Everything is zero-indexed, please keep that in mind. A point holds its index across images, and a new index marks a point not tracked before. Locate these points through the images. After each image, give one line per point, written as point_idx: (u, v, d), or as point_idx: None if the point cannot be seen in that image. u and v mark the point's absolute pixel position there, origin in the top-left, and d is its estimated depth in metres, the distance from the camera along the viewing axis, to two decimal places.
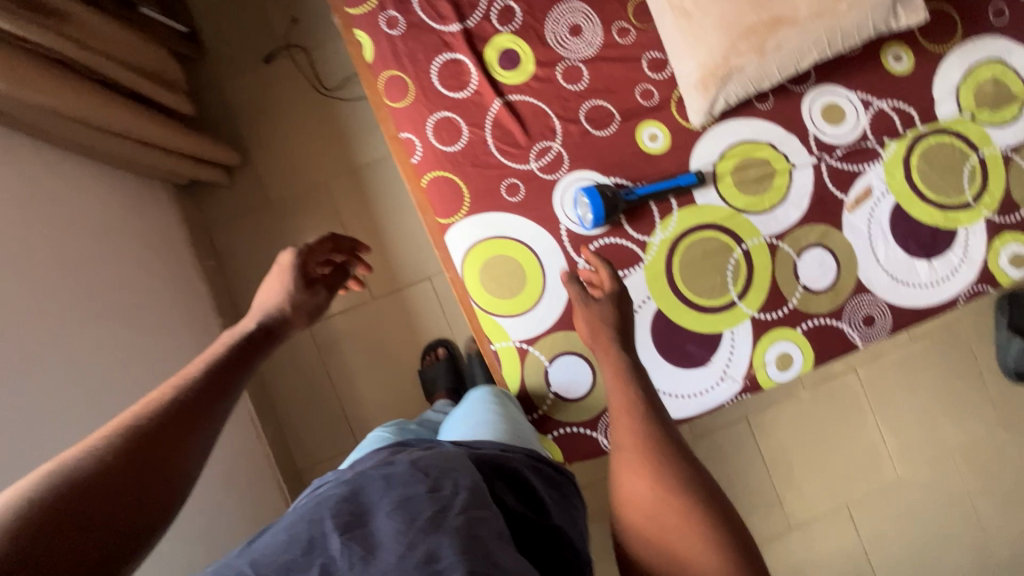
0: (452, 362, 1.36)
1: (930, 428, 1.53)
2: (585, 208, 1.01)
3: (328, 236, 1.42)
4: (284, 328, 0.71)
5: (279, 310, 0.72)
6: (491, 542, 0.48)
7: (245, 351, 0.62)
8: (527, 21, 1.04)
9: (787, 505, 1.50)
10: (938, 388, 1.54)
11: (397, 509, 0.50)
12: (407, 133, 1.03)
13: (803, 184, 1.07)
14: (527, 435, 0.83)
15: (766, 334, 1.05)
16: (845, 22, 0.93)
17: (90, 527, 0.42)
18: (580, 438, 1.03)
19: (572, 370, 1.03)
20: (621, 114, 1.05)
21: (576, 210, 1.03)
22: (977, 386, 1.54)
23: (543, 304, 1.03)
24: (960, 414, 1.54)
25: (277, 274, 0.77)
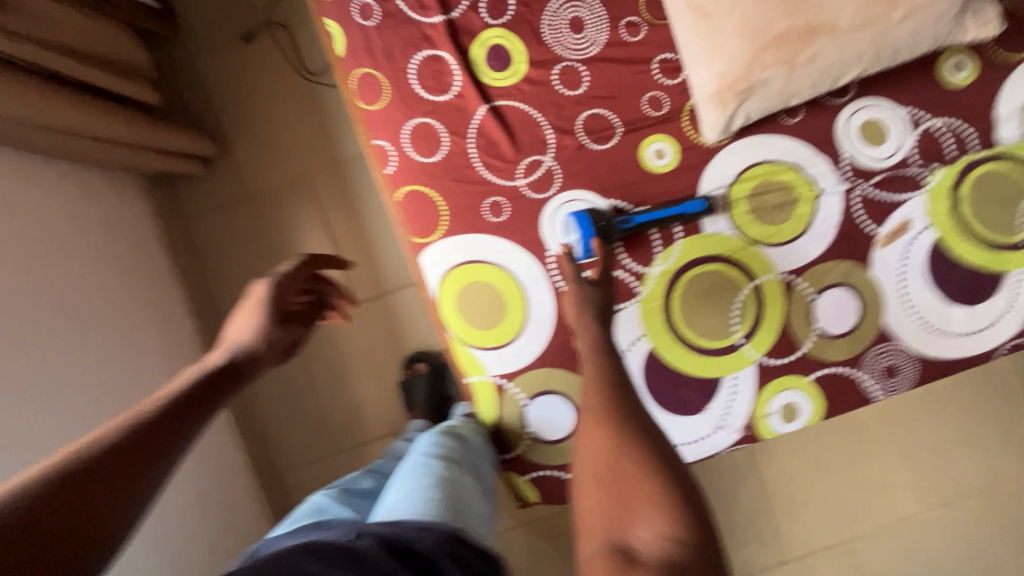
0: (435, 376, 1.29)
1: (949, 465, 1.42)
2: (576, 237, 0.89)
3: (310, 234, 1.33)
4: (256, 365, 0.60)
5: (253, 344, 0.61)
6: None
7: (214, 387, 0.52)
8: (520, 13, 0.90)
9: (784, 537, 1.42)
10: (962, 424, 1.42)
11: None
12: (380, 140, 0.92)
13: (830, 214, 0.93)
14: (466, 500, 0.78)
15: (771, 381, 0.94)
16: (898, 31, 0.77)
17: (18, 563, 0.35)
18: (559, 482, 0.96)
19: (553, 410, 0.95)
20: (624, 125, 0.92)
21: (567, 237, 0.91)
22: (1008, 425, 1.41)
23: (524, 337, 0.94)
24: (985, 453, 1.42)
25: (249, 306, 0.67)
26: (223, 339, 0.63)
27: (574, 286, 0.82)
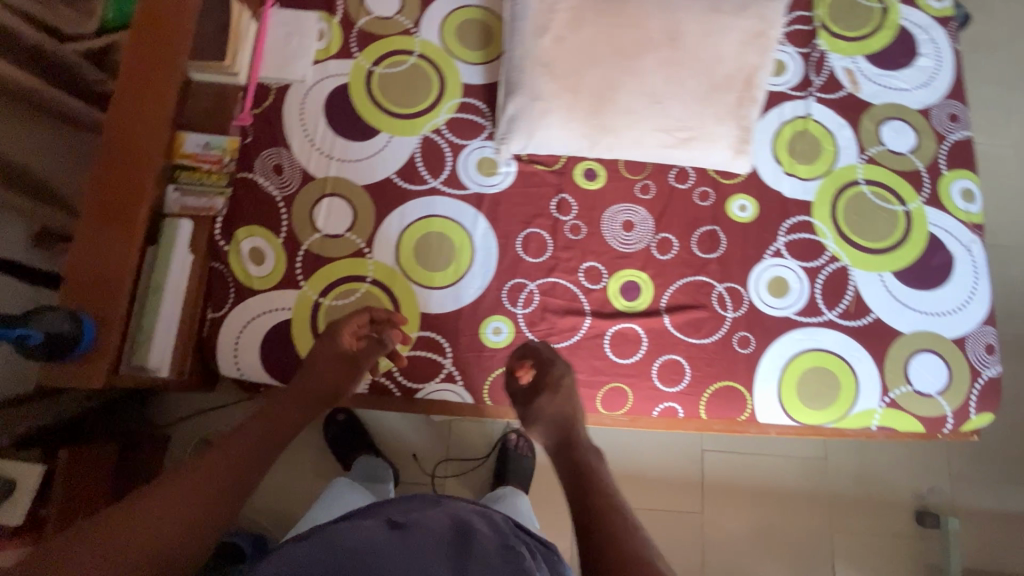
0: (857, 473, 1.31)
1: (997, 96, 1.70)
2: (64, 321, 0.80)
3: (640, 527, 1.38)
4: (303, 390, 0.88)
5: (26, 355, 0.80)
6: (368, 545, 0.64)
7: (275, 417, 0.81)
8: (604, 258, 1.13)
9: (1013, 237, 1.61)
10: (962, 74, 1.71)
11: (366, 531, 0.67)
12: (657, 406, 1.08)
13: (827, 115, 1.22)
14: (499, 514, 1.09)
15: (940, 196, 1.18)
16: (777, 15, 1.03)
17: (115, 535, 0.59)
18: (994, 385, 1.09)
19: (926, 366, 1.08)
20: (713, 221, 1.16)
21: (66, 320, 0.80)
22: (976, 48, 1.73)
23: (856, 363, 1.08)
24: (986, 62, 1.72)
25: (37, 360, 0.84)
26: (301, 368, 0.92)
27: (257, 355, 1.06)
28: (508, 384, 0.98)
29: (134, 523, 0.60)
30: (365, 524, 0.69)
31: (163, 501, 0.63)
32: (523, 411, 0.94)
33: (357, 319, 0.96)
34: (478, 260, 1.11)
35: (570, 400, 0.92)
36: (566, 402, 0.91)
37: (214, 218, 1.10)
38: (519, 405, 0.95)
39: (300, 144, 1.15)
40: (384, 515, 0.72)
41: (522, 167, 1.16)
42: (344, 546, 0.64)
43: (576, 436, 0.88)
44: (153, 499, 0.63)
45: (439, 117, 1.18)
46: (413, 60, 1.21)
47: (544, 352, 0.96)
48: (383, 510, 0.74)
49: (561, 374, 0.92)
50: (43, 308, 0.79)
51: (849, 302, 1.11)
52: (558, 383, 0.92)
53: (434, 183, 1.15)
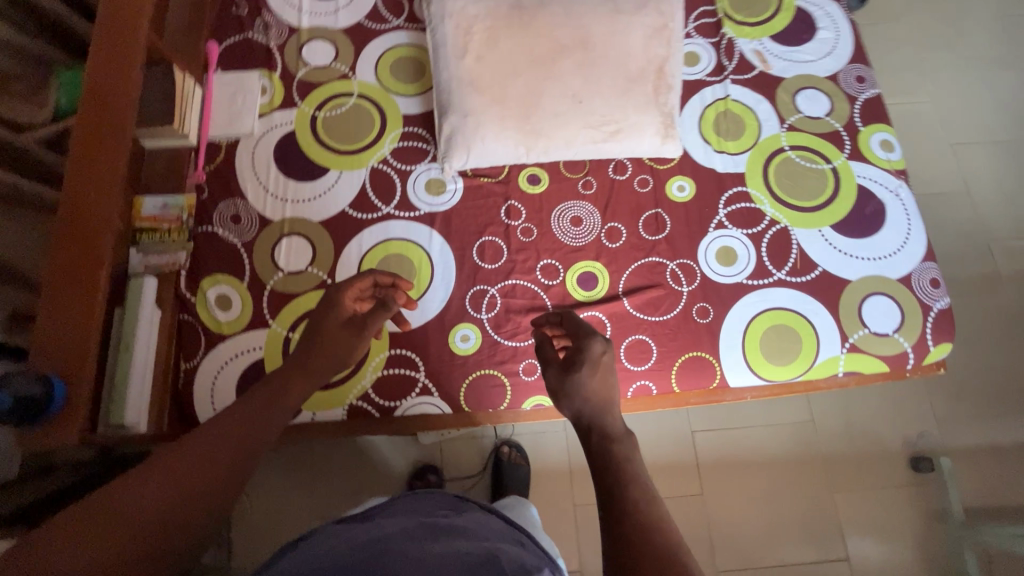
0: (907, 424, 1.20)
1: (907, 59, 1.82)
2: (33, 384, 0.83)
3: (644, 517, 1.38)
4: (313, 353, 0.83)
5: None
6: (396, 535, 0.66)
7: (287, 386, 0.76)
8: (558, 254, 1.18)
9: (948, 183, 1.69)
10: (871, 43, 1.84)
11: (397, 524, 0.70)
12: (631, 386, 1.12)
13: (744, 94, 1.30)
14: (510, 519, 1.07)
15: (861, 150, 1.26)
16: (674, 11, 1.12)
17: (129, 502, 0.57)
18: (946, 317, 1.14)
19: (879, 307, 1.13)
20: (656, 204, 1.22)
21: (35, 383, 0.83)
22: (879, 19, 1.86)
23: (812, 316, 1.13)
24: (890, 30, 1.85)
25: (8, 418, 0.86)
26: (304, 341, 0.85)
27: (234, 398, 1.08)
28: (544, 351, 0.88)
29: (124, 512, 0.56)
30: (390, 522, 0.71)
31: (160, 479, 0.59)
32: (558, 382, 0.83)
33: (360, 283, 0.93)
34: (438, 274, 1.16)
35: (608, 377, 0.80)
36: (605, 378, 0.79)
37: (179, 272, 1.14)
38: (553, 375, 0.83)
39: (254, 192, 1.20)
40: (405, 513, 0.74)
41: (468, 182, 1.22)
42: (365, 537, 0.66)
43: (611, 414, 0.78)
44: (165, 467, 0.60)
45: (384, 148, 1.25)
46: (353, 101, 1.28)
47: (583, 325, 0.87)
48: (416, 510, 0.76)
49: (601, 348, 0.81)
50: (14, 372, 0.83)
51: (795, 260, 1.16)
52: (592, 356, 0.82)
53: (387, 209, 1.20)
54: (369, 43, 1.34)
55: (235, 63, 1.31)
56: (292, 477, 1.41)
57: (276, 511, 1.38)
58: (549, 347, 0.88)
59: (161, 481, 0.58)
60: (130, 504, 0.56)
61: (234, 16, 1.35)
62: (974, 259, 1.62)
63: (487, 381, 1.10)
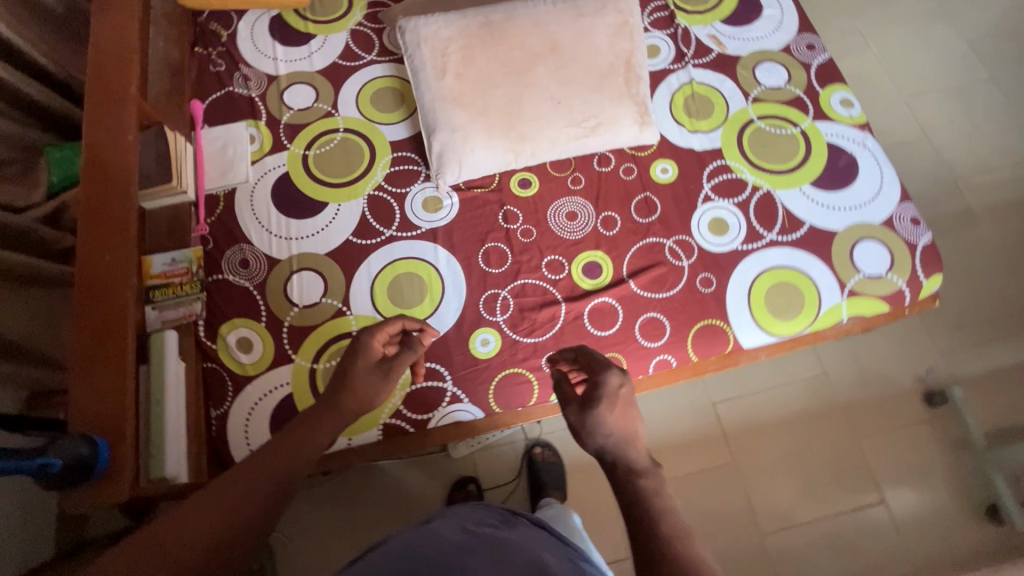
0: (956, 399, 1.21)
1: (848, 25, 1.93)
2: (79, 444, 0.84)
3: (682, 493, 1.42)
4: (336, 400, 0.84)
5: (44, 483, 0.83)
6: (448, 548, 0.68)
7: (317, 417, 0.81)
8: (560, 249, 1.22)
9: (907, 133, 1.79)
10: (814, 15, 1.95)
11: (449, 536, 0.71)
12: (651, 362, 1.16)
13: (707, 75, 1.38)
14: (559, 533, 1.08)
15: (825, 110, 1.33)
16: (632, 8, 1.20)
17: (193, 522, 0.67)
18: (931, 251, 1.21)
19: (868, 251, 1.19)
20: (643, 189, 1.28)
21: (81, 443, 0.85)
22: None
23: (808, 269, 1.19)
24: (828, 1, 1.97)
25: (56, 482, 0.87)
26: (334, 380, 0.86)
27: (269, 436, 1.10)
28: (561, 388, 0.90)
29: (193, 528, 0.66)
30: (442, 531, 0.73)
31: (215, 505, 0.69)
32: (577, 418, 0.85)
33: (386, 329, 0.92)
34: (449, 285, 1.19)
35: (628, 409, 0.83)
36: (625, 412, 0.83)
37: (196, 322, 1.16)
38: (573, 414, 0.85)
39: (257, 235, 1.23)
40: (460, 524, 0.75)
41: (463, 194, 1.27)
42: (418, 550, 0.68)
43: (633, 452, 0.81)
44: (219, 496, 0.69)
45: (377, 175, 1.29)
46: (340, 136, 1.33)
47: (598, 359, 0.89)
48: (465, 519, 0.77)
49: (617, 381, 0.84)
50: (59, 436, 0.83)
51: (783, 220, 1.22)
52: (610, 393, 0.84)
53: (390, 232, 1.24)
54: (347, 80, 1.40)
55: (221, 116, 1.36)
56: (331, 511, 1.41)
57: (320, 547, 1.38)
58: (566, 385, 0.90)
59: (197, 518, 0.67)
60: (190, 525, 0.67)
61: (213, 74, 1.40)
62: (945, 199, 1.71)
63: (513, 378, 1.12)
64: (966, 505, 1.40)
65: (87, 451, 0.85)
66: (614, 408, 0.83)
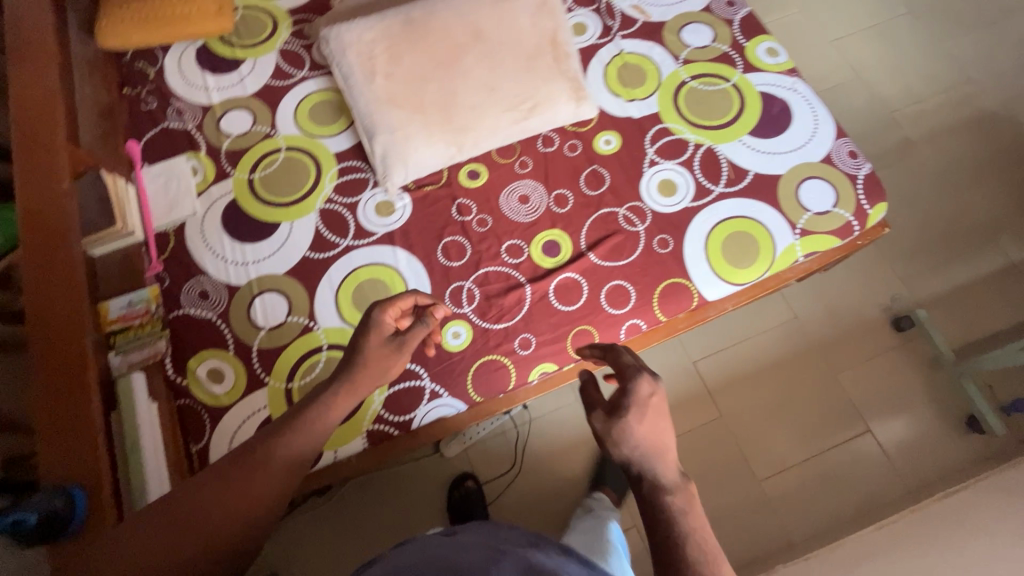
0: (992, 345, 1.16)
1: None
2: (59, 501, 0.84)
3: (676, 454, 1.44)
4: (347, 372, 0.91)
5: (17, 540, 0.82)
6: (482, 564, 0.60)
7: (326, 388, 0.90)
8: (517, 233, 1.23)
9: (839, 76, 1.85)
10: None
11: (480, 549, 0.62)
12: (622, 328, 1.17)
13: (636, 44, 1.41)
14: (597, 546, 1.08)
15: (753, 62, 1.37)
16: None
17: (216, 492, 0.82)
18: (872, 180, 1.25)
19: (814, 189, 1.23)
20: (590, 162, 1.29)
21: (61, 499, 0.84)
22: None
23: (759, 216, 1.21)
24: None
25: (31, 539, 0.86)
26: (347, 357, 0.93)
27: None
28: (590, 394, 0.91)
29: (214, 500, 0.82)
30: (470, 550, 0.64)
31: (228, 487, 0.82)
32: (605, 426, 0.85)
33: (400, 301, 0.95)
34: (412, 285, 1.19)
35: (657, 419, 0.85)
36: (650, 421, 0.84)
37: (163, 360, 1.15)
38: (603, 421, 0.85)
39: (213, 265, 1.22)
40: (487, 541, 0.67)
41: (415, 194, 1.27)
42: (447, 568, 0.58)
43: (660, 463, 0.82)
44: (232, 479, 0.83)
45: (327, 188, 1.29)
46: (284, 155, 1.33)
47: (630, 364, 0.91)
48: (494, 538, 0.69)
49: (648, 389, 0.86)
50: (33, 493, 0.83)
51: (728, 172, 1.25)
52: (644, 401, 0.85)
53: (347, 242, 1.24)
54: (283, 99, 1.39)
55: (160, 153, 1.34)
56: (331, 529, 1.40)
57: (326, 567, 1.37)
58: (591, 388, 0.92)
59: (216, 496, 0.82)
60: (213, 500, 0.81)
61: (146, 113, 1.38)
62: (884, 133, 1.76)
63: (489, 365, 1.13)
64: (947, 420, 1.44)
65: (64, 505, 0.84)
66: (648, 415, 0.84)
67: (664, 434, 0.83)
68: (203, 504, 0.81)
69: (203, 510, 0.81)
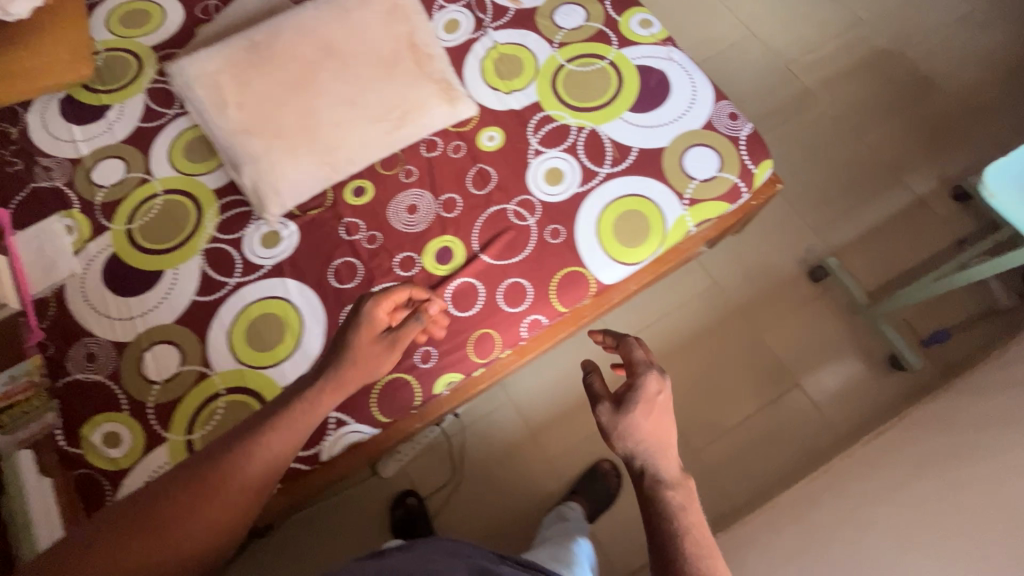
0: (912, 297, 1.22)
1: None
2: None
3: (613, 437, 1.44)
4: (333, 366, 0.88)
5: None
6: None
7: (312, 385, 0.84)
8: (407, 244, 1.21)
9: (733, 34, 1.84)
10: None
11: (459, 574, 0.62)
12: (523, 325, 1.15)
13: (509, 34, 1.38)
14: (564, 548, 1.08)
15: (628, 36, 1.35)
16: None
17: (185, 495, 0.71)
18: (755, 139, 1.24)
19: (698, 157, 1.22)
20: (474, 160, 1.27)
21: None
22: None
23: (646, 192, 1.20)
24: None
25: None
26: (334, 350, 0.92)
27: None
28: (598, 388, 0.87)
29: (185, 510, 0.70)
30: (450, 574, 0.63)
31: (207, 493, 0.71)
32: (612, 421, 0.82)
33: (393, 297, 0.98)
34: (306, 314, 1.16)
35: (662, 417, 0.81)
36: (655, 418, 0.81)
37: (54, 433, 1.11)
38: (612, 417, 0.82)
39: (97, 325, 1.17)
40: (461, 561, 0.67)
41: (300, 219, 1.23)
42: None
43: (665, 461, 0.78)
44: (210, 485, 0.72)
45: (209, 227, 1.25)
46: (161, 199, 1.28)
47: (640, 358, 0.89)
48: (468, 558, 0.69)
49: (655, 387, 0.83)
50: None
51: (611, 152, 1.24)
52: (653, 397, 0.83)
53: (235, 280, 1.20)
54: (154, 141, 1.34)
55: (30, 216, 1.28)
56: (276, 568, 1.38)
57: None
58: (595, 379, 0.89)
59: (190, 504, 0.70)
60: (184, 504, 0.70)
61: (11, 175, 1.32)
62: (783, 86, 1.77)
63: (392, 385, 1.10)
64: (871, 362, 1.46)
65: None
66: (655, 412, 0.81)
67: (671, 433, 0.79)
68: (174, 509, 0.70)
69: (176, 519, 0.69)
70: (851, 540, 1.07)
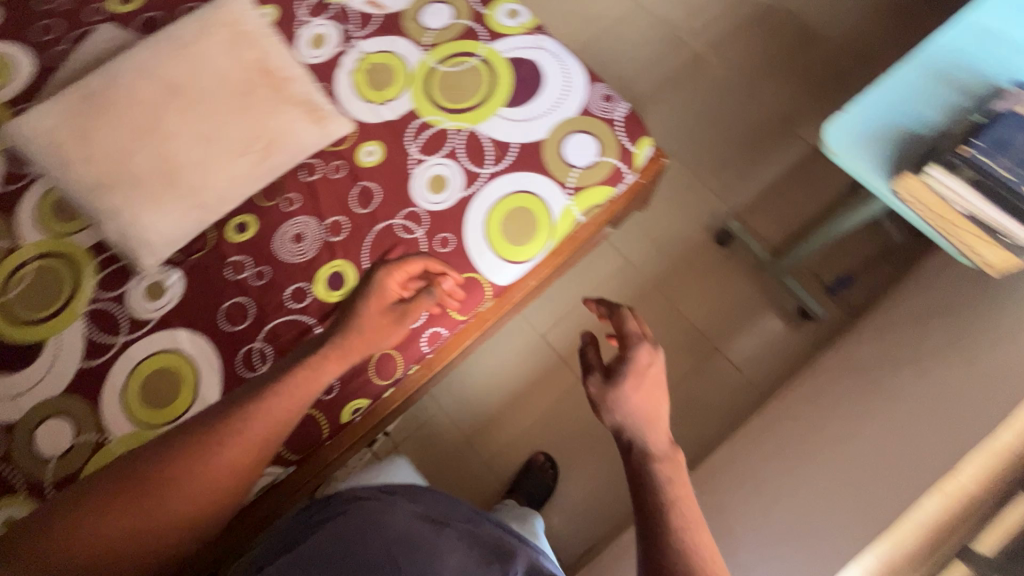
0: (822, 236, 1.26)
1: None
2: None
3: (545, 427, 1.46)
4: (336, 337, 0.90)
5: None
6: None
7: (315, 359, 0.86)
8: (296, 275, 1.18)
9: (619, 7, 1.83)
10: None
11: None
12: (423, 340, 1.14)
13: (377, 42, 1.34)
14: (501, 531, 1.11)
15: (497, 29, 1.33)
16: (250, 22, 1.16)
17: (182, 462, 0.75)
18: (632, 119, 1.25)
19: (578, 144, 1.22)
20: (355, 178, 1.24)
21: None
22: None
23: (530, 187, 1.20)
24: None
25: None
26: (343, 321, 0.93)
27: None
28: (591, 358, 0.85)
29: (180, 480, 0.74)
30: None
31: (201, 468, 0.75)
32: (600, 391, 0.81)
33: (401, 271, 0.99)
34: (201, 363, 1.13)
35: (653, 389, 0.80)
36: (649, 390, 0.79)
37: None
38: (604, 387, 0.81)
39: None
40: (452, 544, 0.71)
41: (183, 266, 1.19)
42: None
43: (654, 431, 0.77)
44: (206, 458, 0.75)
45: (88, 288, 1.19)
46: (30, 266, 1.20)
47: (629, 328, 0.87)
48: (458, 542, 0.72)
49: (647, 359, 0.82)
50: None
51: (491, 151, 1.22)
52: (644, 369, 0.82)
53: (121, 340, 1.15)
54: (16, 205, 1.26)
55: None
56: None
57: None
58: (592, 351, 0.85)
59: (188, 476, 0.74)
60: (177, 476, 0.74)
61: None
62: (673, 53, 1.77)
63: (297, 421, 1.08)
64: (782, 314, 1.51)
65: None
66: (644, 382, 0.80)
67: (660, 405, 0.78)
68: (168, 480, 0.74)
69: (172, 493, 0.74)
70: (760, 496, 1.11)
